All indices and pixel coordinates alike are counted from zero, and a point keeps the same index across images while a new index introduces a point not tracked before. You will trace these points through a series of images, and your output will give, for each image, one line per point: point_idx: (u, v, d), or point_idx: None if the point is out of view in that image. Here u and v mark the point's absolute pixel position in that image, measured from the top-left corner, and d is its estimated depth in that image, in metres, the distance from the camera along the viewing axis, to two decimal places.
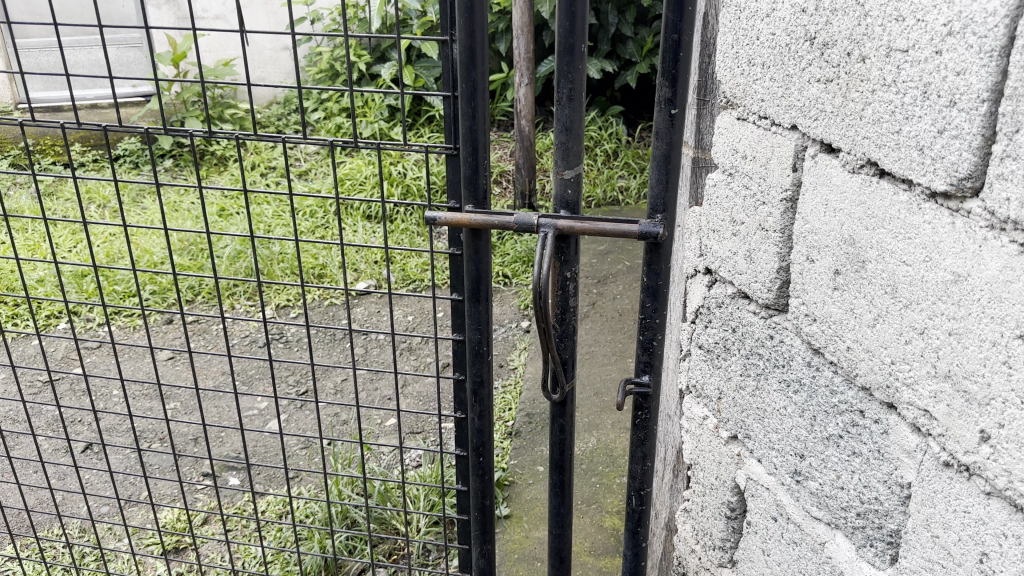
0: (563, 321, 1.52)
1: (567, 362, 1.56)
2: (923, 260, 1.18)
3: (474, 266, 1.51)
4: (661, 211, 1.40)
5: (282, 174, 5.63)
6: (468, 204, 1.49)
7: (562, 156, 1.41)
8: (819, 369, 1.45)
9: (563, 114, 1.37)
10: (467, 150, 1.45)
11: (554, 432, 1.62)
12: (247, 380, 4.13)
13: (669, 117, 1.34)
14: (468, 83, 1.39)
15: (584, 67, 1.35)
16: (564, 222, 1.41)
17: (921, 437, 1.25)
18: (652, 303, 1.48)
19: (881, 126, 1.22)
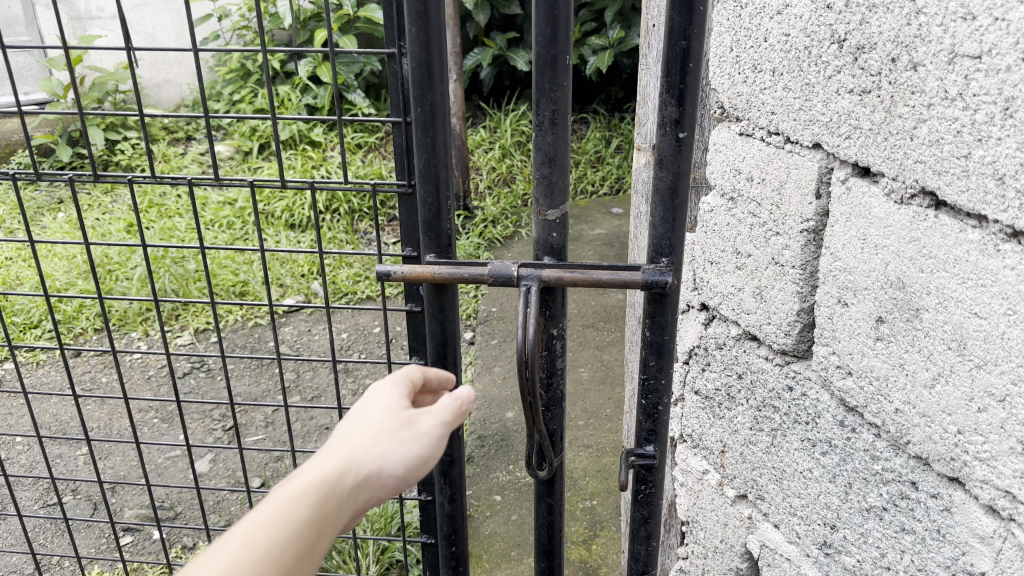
0: (550, 386, 1.26)
1: (555, 433, 1.30)
2: (1004, 312, 0.96)
3: (439, 328, 1.24)
4: (667, 254, 1.14)
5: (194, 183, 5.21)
6: (427, 252, 1.20)
7: (544, 193, 1.15)
8: (855, 431, 1.23)
9: (544, 142, 1.11)
10: (425, 186, 1.16)
11: (542, 513, 1.36)
12: (168, 417, 3.74)
13: (676, 141, 1.07)
14: (426, 106, 1.11)
15: (569, 85, 1.09)
16: (549, 272, 1.14)
17: (999, 521, 1.04)
18: (657, 360, 1.22)
19: (942, 149, 1.00)
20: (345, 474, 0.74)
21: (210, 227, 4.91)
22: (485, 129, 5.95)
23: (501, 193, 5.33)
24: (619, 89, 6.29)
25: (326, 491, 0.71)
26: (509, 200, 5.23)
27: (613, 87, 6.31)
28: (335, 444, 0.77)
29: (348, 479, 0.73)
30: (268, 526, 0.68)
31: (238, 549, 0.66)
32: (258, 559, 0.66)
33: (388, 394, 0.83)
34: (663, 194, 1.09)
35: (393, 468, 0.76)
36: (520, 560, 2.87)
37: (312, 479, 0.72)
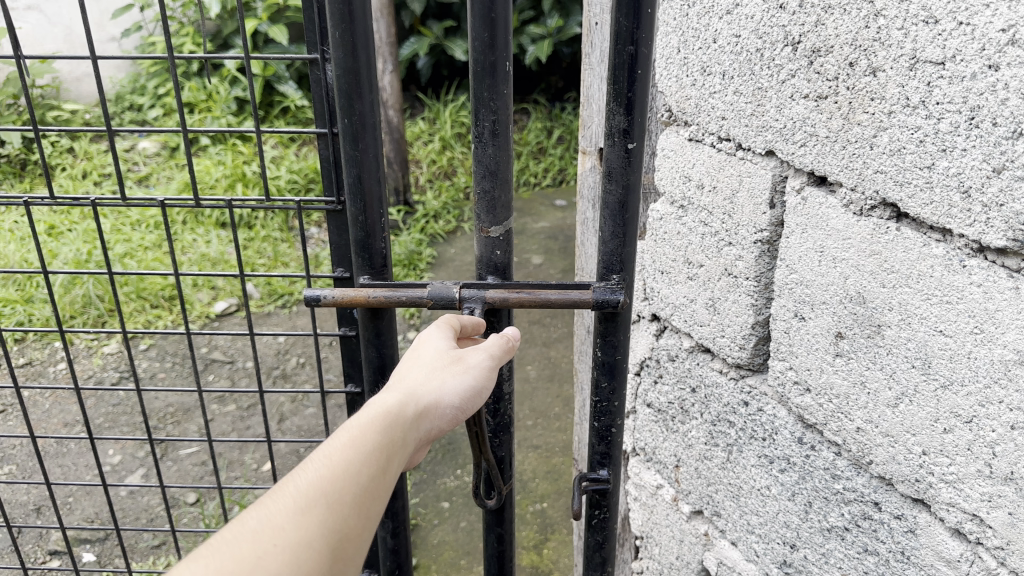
0: (497, 412, 1.19)
1: (504, 461, 1.22)
2: (972, 331, 0.92)
3: (376, 353, 1.15)
4: (618, 270, 1.07)
5: (119, 181, 4.97)
6: (361, 273, 1.11)
7: (485, 209, 1.07)
8: (814, 449, 1.19)
9: (484, 154, 1.02)
10: (356, 203, 1.07)
11: (491, 543, 1.28)
12: (96, 430, 3.54)
13: (625, 153, 1.00)
14: (354, 117, 1.02)
15: (510, 93, 1.01)
16: (493, 292, 1.06)
17: (965, 544, 1.00)
18: (609, 382, 1.14)
19: (903, 159, 0.95)
20: (406, 406, 0.84)
21: (137, 227, 4.71)
22: (424, 121, 5.83)
23: (441, 186, 5.22)
24: (558, 78, 6.23)
25: (392, 419, 0.82)
26: (450, 194, 5.13)
27: (552, 76, 6.24)
28: (394, 385, 0.87)
29: (409, 410, 0.84)
30: (346, 448, 0.78)
31: (324, 469, 0.76)
32: (341, 475, 0.76)
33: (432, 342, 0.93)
34: (613, 208, 1.02)
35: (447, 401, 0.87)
36: (470, 569, 2.80)
37: (380, 410, 0.82)
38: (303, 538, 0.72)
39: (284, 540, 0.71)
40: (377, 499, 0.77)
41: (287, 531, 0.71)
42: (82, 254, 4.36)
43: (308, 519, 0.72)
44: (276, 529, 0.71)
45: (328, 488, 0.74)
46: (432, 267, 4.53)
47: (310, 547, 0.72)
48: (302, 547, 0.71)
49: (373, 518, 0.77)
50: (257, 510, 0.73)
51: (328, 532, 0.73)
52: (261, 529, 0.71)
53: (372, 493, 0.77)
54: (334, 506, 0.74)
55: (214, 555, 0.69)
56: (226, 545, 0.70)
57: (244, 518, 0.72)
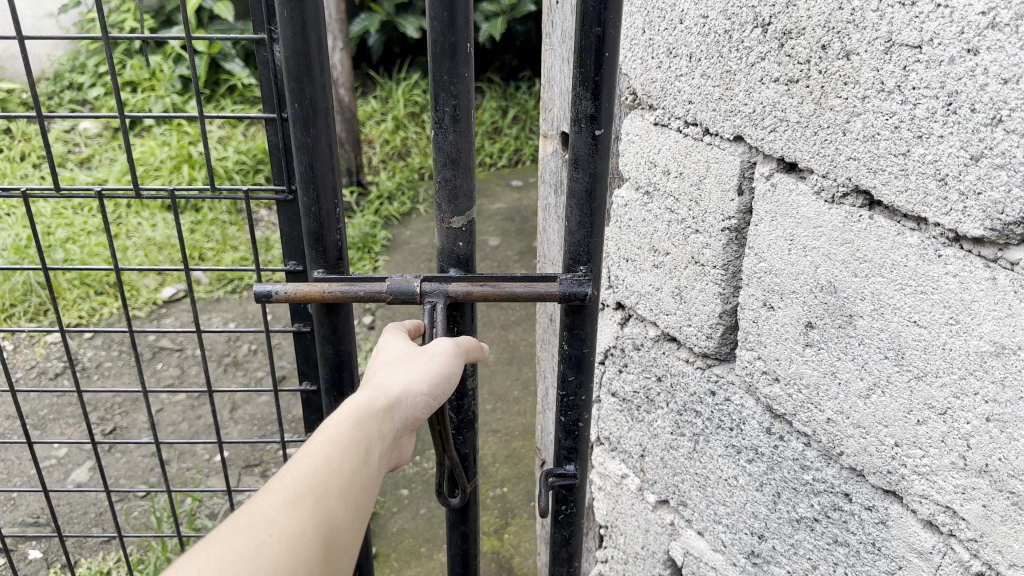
0: (461, 408, 1.15)
1: (468, 458, 1.18)
2: (947, 322, 0.90)
3: (332, 351, 1.10)
4: (586, 261, 1.02)
5: (58, 163, 4.78)
6: (314, 267, 1.05)
7: (446, 198, 1.02)
8: (782, 439, 1.17)
9: (445, 141, 0.97)
10: (308, 192, 1.01)
11: (455, 542, 1.25)
12: (39, 423, 3.41)
13: (593, 140, 0.95)
14: (305, 102, 0.96)
15: (471, 77, 0.96)
16: (457, 285, 1.01)
17: (938, 536, 0.98)
18: (575, 375, 1.10)
19: (876, 145, 0.92)
20: (376, 399, 0.87)
21: (78, 211, 4.53)
22: (377, 100, 5.72)
23: (396, 167, 5.13)
24: (512, 57, 6.16)
25: (364, 414, 0.85)
26: (404, 174, 5.05)
27: (506, 55, 6.17)
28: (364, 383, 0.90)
29: (382, 402, 0.87)
30: (325, 446, 0.82)
31: (307, 465, 0.81)
32: (322, 469, 0.80)
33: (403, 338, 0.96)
34: (580, 197, 0.97)
35: (420, 390, 0.89)
36: (430, 556, 2.76)
37: (354, 406, 0.86)
38: (294, 529, 0.77)
39: (278, 530, 0.76)
40: (361, 489, 0.82)
41: (278, 523, 0.77)
42: (20, 239, 4.18)
43: (297, 511, 0.78)
44: (267, 521, 0.77)
45: (312, 483, 0.79)
46: (387, 250, 4.46)
47: (300, 538, 0.77)
48: (292, 539, 0.77)
49: (361, 505, 0.82)
50: (250, 506, 0.78)
51: (316, 523, 0.78)
52: (254, 521, 0.76)
53: (354, 484, 0.82)
54: (320, 498, 0.79)
55: (211, 550, 0.74)
56: (222, 540, 0.75)
57: (238, 514, 0.77)
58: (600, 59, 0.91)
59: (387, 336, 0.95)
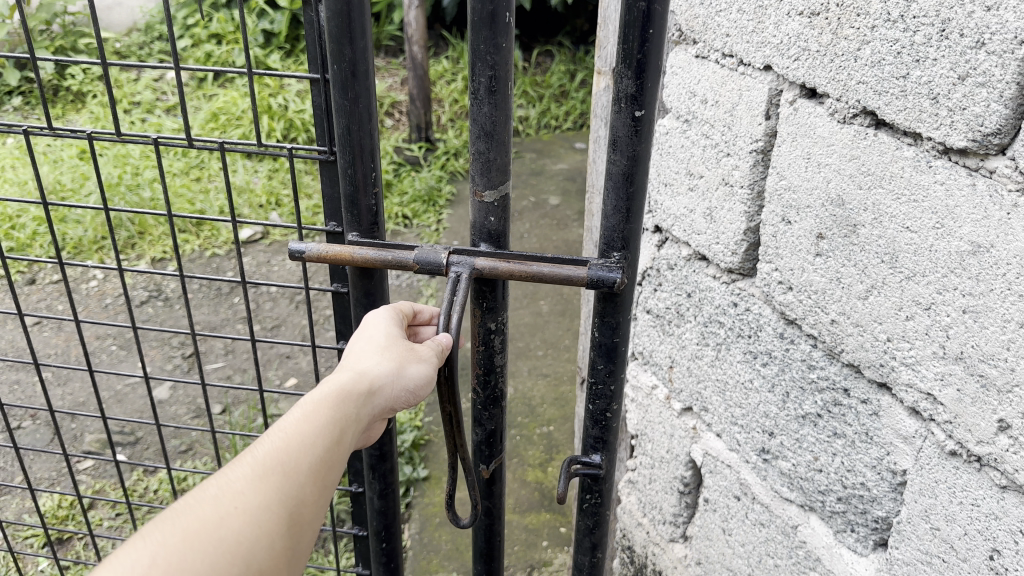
0: (487, 385, 1.16)
1: (494, 433, 1.20)
2: (933, 226, 1.03)
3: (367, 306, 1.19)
4: (619, 248, 1.02)
5: (147, 109, 5.08)
6: (349, 232, 1.13)
7: (482, 171, 1.04)
8: (793, 342, 1.31)
9: (480, 112, 0.99)
10: (345, 155, 1.08)
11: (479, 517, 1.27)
12: (126, 344, 3.72)
13: (632, 120, 0.95)
14: (344, 65, 1.02)
15: (510, 45, 0.97)
16: (484, 260, 1.02)
17: (920, 421, 1.12)
18: (605, 364, 1.11)
19: (882, 69, 1.05)
20: (359, 382, 0.99)
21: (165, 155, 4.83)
22: (449, 60, 5.89)
23: (463, 126, 5.32)
24: (584, 21, 6.24)
25: (345, 396, 0.97)
26: None
27: (578, 19, 6.25)
28: (346, 365, 1.01)
29: (362, 387, 0.98)
30: (301, 424, 0.93)
31: (280, 442, 0.91)
32: (295, 447, 0.91)
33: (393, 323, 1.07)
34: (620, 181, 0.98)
35: (405, 386, 0.99)
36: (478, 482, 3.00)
37: (334, 389, 0.97)
38: (260, 502, 0.87)
39: (242, 503, 0.86)
40: (325, 471, 0.93)
41: (245, 495, 0.86)
42: (111, 178, 4.49)
43: (264, 483, 0.88)
44: (236, 493, 0.86)
45: (283, 459, 0.90)
46: (451, 205, 4.66)
47: (265, 510, 0.86)
48: (258, 509, 0.86)
49: (323, 484, 0.93)
50: (219, 478, 0.88)
51: (280, 496, 0.88)
52: (222, 493, 0.86)
53: (323, 462, 0.93)
54: (288, 474, 0.89)
55: (177, 519, 0.83)
56: (186, 512, 0.84)
57: (206, 486, 0.86)
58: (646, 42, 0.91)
59: (374, 322, 1.06)
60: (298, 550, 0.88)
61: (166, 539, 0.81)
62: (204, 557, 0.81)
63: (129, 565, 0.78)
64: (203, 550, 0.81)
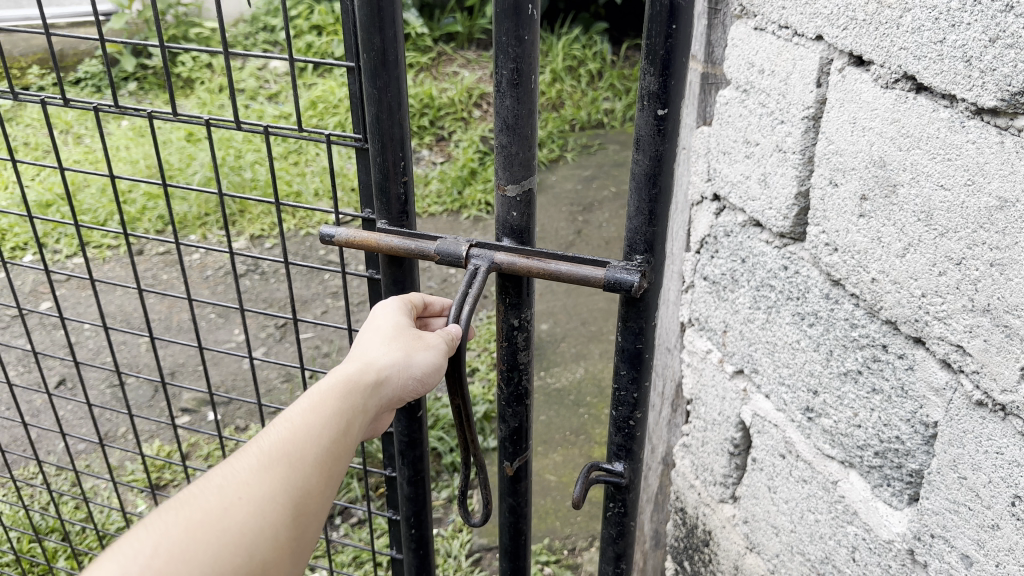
0: (512, 380, 1.48)
1: (522, 427, 1.54)
2: (965, 183, 1.08)
3: (396, 282, 1.51)
4: (641, 248, 1.34)
5: (251, 96, 5.38)
6: (382, 218, 1.44)
7: (507, 168, 1.34)
8: (838, 302, 1.37)
9: (503, 103, 1.28)
10: (377, 144, 1.38)
11: (507, 500, 1.61)
12: (224, 312, 3.98)
13: (655, 116, 1.25)
14: (374, 61, 1.31)
15: (533, 42, 1.25)
16: (503, 255, 1.34)
17: (951, 374, 1.17)
18: (627, 369, 1.45)
19: (922, 35, 1.11)
20: (358, 379, 1.27)
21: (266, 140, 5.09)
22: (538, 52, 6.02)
23: (549, 117, 5.42)
24: None
25: (342, 394, 1.24)
26: (556, 124, 5.32)
27: None
28: (348, 366, 1.29)
29: (358, 386, 1.26)
30: (302, 420, 1.19)
31: (284, 436, 1.16)
32: (295, 443, 1.16)
33: (396, 318, 1.37)
34: (643, 177, 1.29)
35: (400, 376, 1.30)
36: (546, 455, 3.14)
37: (335, 386, 1.24)
38: (263, 491, 1.11)
39: (246, 493, 1.09)
40: (323, 465, 1.17)
41: (249, 487, 1.10)
42: (215, 160, 4.78)
43: (267, 475, 1.12)
44: (241, 485, 1.10)
45: (285, 453, 1.15)
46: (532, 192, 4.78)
47: (268, 499, 1.10)
48: (263, 498, 1.10)
49: (322, 476, 1.17)
50: (225, 474, 1.12)
51: (283, 486, 1.12)
52: (228, 485, 1.10)
53: (321, 455, 1.17)
54: (288, 467, 1.14)
55: (181, 513, 1.05)
56: (193, 503, 1.07)
57: (213, 480, 1.10)
58: (670, 42, 1.19)
59: (372, 333, 1.34)
60: (297, 534, 1.12)
61: (176, 526, 1.04)
62: (209, 540, 1.04)
63: (145, 547, 1.00)
64: (208, 538, 1.04)
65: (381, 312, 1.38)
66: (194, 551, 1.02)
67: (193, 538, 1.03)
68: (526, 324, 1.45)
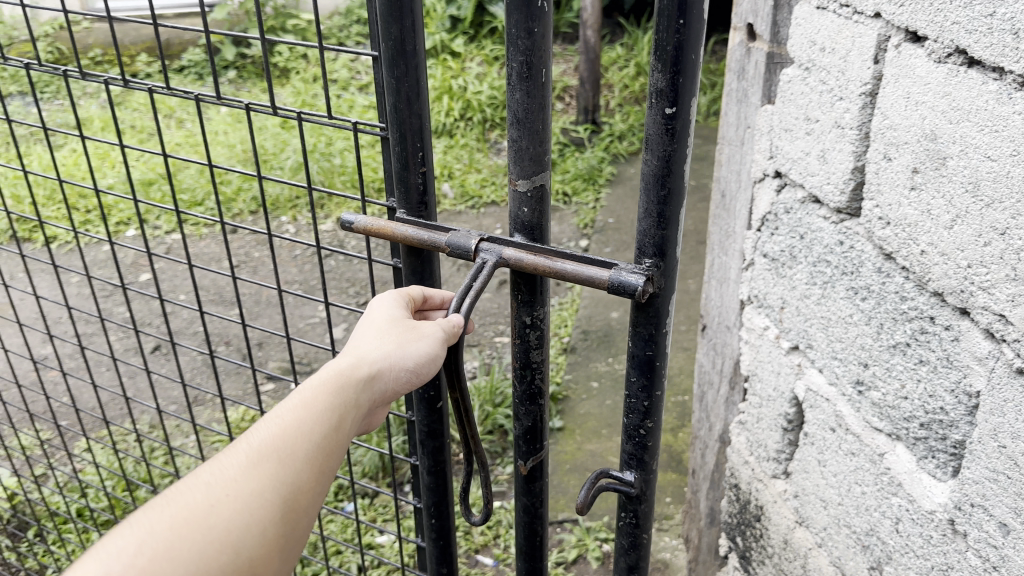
0: (524, 378, 1.25)
1: (536, 430, 1.29)
2: (1010, 153, 1.11)
3: (415, 277, 1.32)
4: (653, 253, 1.10)
5: (342, 86, 5.60)
6: (400, 207, 1.27)
7: (517, 162, 1.14)
8: (889, 275, 1.40)
9: (514, 98, 1.09)
10: (398, 135, 1.22)
11: (519, 510, 1.37)
12: (308, 290, 4.16)
13: (665, 118, 1.03)
14: (394, 44, 1.16)
15: (544, 33, 1.05)
16: (512, 251, 1.13)
17: (994, 343, 1.20)
18: (639, 377, 1.18)
19: (974, 9, 1.14)
20: (358, 368, 1.06)
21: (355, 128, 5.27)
22: (623, 47, 6.06)
23: (631, 110, 5.46)
24: None
25: (342, 381, 1.04)
26: (637, 117, 5.35)
27: None
28: (348, 352, 1.08)
29: (361, 372, 1.05)
30: (296, 411, 1.00)
31: (275, 429, 0.98)
32: (288, 435, 0.98)
33: (400, 303, 1.15)
34: (652, 182, 1.06)
35: (405, 366, 1.08)
36: (610, 437, 3.18)
37: (333, 374, 1.04)
38: (252, 488, 0.93)
39: (232, 490, 0.92)
40: (321, 456, 0.99)
41: (236, 482, 0.93)
42: (307, 147, 5.00)
43: (256, 470, 0.94)
44: (227, 481, 0.93)
45: (277, 446, 0.97)
46: (610, 184, 4.83)
47: (257, 496, 0.93)
48: (250, 497, 0.93)
49: (318, 471, 0.99)
50: (210, 470, 0.94)
51: (275, 483, 0.95)
52: (213, 482, 0.93)
53: (318, 448, 0.99)
54: (282, 460, 0.96)
55: (164, 511, 0.90)
56: (172, 504, 0.91)
57: (198, 476, 0.93)
58: (679, 38, 0.98)
59: (381, 311, 1.13)
60: (288, 537, 0.94)
61: (156, 526, 0.88)
62: (190, 543, 0.88)
63: (117, 551, 0.85)
64: (190, 539, 0.88)
65: (380, 299, 1.15)
66: (179, 550, 0.87)
67: (176, 538, 0.87)
68: (541, 322, 1.22)
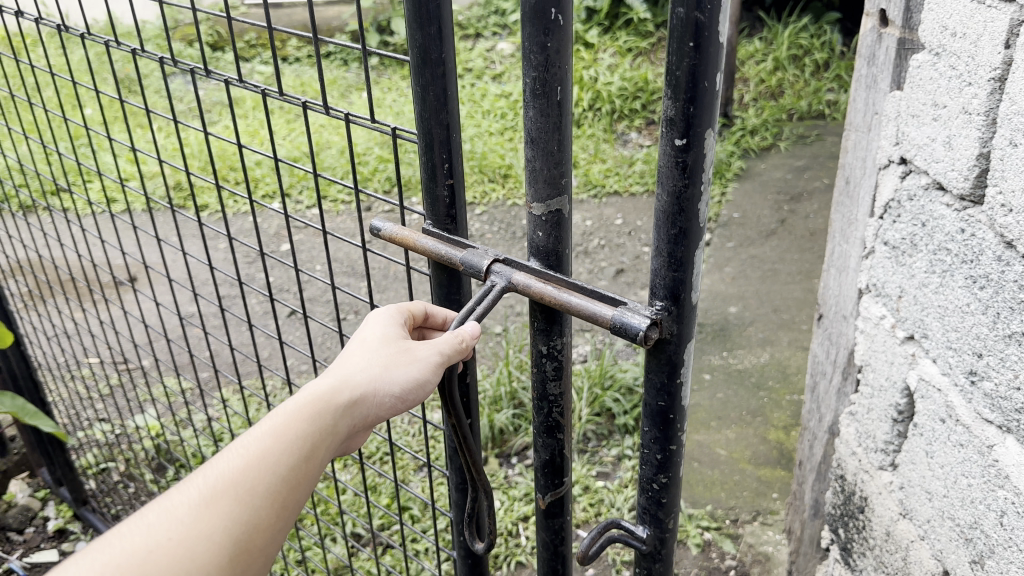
0: (543, 410, 1.24)
1: (558, 461, 1.28)
2: None
3: (441, 290, 1.30)
4: (662, 296, 1.03)
5: (478, 75, 5.80)
6: (429, 217, 1.24)
7: (535, 184, 1.10)
8: (1009, 264, 1.38)
9: (527, 114, 1.05)
10: (424, 147, 1.18)
11: (543, 535, 1.36)
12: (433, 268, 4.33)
13: (673, 148, 0.95)
14: (418, 53, 1.11)
15: (564, 49, 1.01)
16: (522, 276, 1.11)
17: None
18: (651, 427, 1.14)
19: None
20: (336, 396, 1.06)
21: (487, 115, 5.39)
22: (762, 41, 5.98)
23: (766, 105, 5.39)
24: None
25: (317, 411, 1.04)
26: (772, 112, 5.26)
27: None
28: (329, 376, 1.08)
29: (339, 402, 1.06)
30: (264, 445, 1.01)
31: (238, 464, 0.99)
32: (250, 471, 0.98)
33: (394, 322, 1.15)
34: (659, 217, 0.99)
35: (387, 394, 1.08)
36: (718, 429, 3.17)
37: (310, 403, 1.04)
38: (206, 527, 0.94)
39: (181, 529, 0.93)
40: (284, 492, 1.00)
41: (189, 521, 0.94)
42: None
43: (213, 507, 0.95)
44: (180, 520, 0.94)
45: (237, 482, 0.97)
46: (738, 179, 4.79)
47: (212, 534, 0.94)
48: (199, 538, 0.93)
49: (279, 507, 0.99)
50: (167, 504, 0.96)
51: (230, 521, 0.96)
52: (163, 520, 0.94)
53: (280, 484, 1.00)
54: (240, 498, 0.97)
55: (113, 546, 0.91)
56: (120, 541, 0.92)
57: (148, 514, 0.94)
58: (690, 63, 0.90)
59: (368, 333, 1.12)
60: None
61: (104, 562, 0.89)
62: None
63: None
64: None
65: (373, 319, 1.14)
66: None
67: None
68: (557, 353, 1.20)
